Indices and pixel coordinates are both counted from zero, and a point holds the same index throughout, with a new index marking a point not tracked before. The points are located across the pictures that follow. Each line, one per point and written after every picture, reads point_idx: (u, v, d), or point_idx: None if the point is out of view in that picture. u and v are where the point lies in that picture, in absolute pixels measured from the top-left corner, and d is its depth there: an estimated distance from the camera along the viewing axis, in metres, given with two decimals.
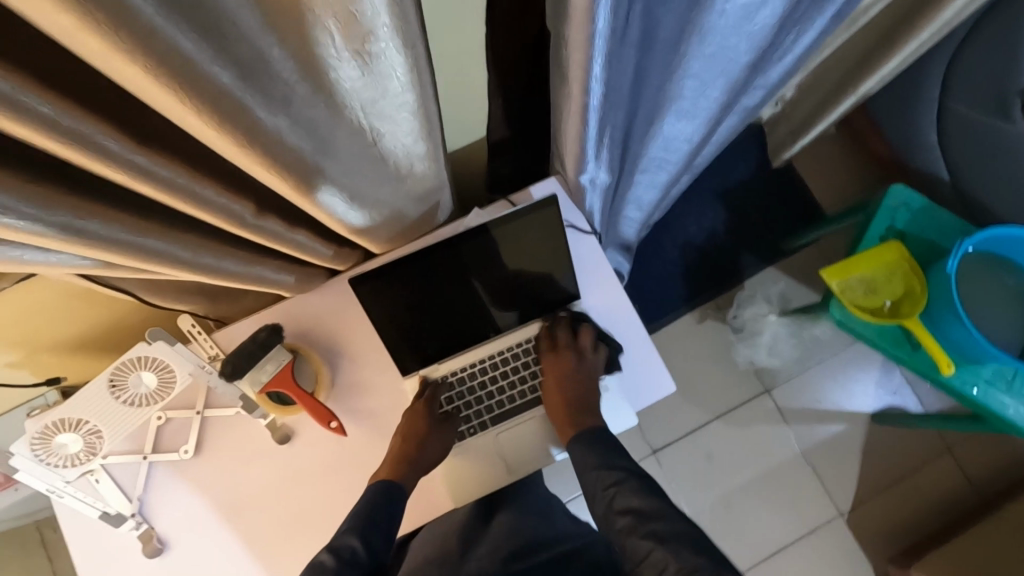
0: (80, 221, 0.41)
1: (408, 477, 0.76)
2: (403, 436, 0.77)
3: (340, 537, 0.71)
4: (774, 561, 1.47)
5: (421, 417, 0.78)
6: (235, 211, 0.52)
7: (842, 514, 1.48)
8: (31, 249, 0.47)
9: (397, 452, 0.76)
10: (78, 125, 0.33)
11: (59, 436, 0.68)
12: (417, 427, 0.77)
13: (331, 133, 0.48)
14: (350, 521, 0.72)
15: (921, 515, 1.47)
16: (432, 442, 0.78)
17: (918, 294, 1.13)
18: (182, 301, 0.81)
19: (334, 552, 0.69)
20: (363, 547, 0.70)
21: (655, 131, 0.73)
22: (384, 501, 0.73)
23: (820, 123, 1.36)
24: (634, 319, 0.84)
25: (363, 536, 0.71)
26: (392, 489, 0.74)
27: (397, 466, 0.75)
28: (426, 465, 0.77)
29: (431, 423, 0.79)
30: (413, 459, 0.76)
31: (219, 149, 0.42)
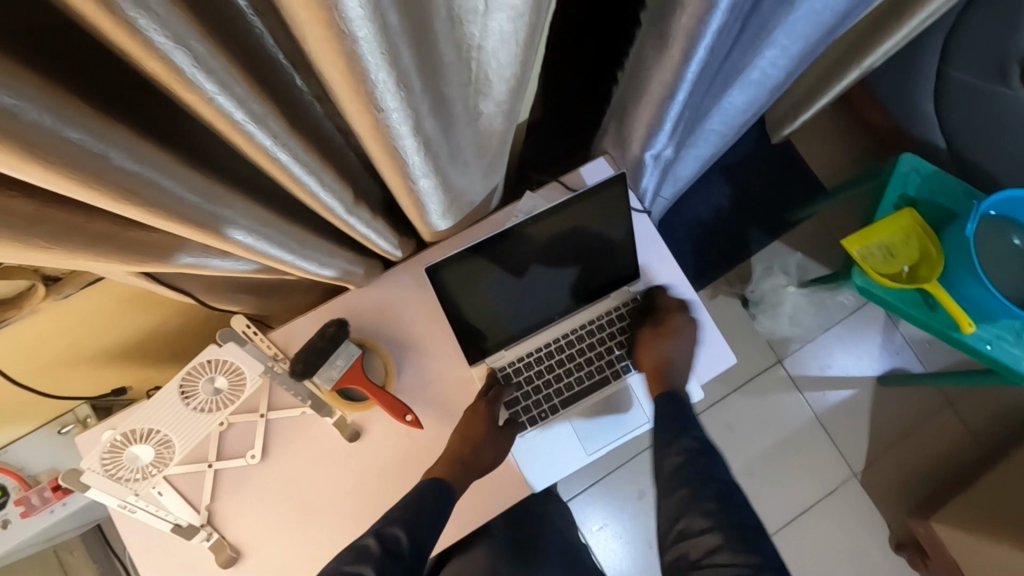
0: (230, 214, 0.39)
1: (459, 478, 0.73)
2: (459, 438, 0.75)
3: (386, 526, 0.69)
4: (795, 525, 1.51)
5: (480, 419, 0.77)
6: (341, 198, 0.50)
7: (854, 474, 1.53)
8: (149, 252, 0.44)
9: (453, 453, 0.75)
10: (255, 105, 0.31)
11: (131, 448, 0.65)
12: (475, 430, 0.76)
13: (450, 113, 0.47)
14: (398, 512, 0.70)
15: (929, 470, 1.53)
16: (489, 448, 0.76)
17: (935, 257, 1.17)
18: (234, 300, 0.78)
19: (378, 538, 0.68)
20: (407, 538, 0.68)
21: (718, 104, 0.74)
22: (431, 501, 0.71)
23: (822, 98, 1.38)
24: (693, 294, 0.84)
25: (407, 527, 0.68)
26: (440, 488, 0.72)
27: (450, 468, 0.73)
28: (481, 467, 0.75)
29: (490, 427, 0.77)
30: (470, 462, 0.74)
31: (359, 131, 0.40)
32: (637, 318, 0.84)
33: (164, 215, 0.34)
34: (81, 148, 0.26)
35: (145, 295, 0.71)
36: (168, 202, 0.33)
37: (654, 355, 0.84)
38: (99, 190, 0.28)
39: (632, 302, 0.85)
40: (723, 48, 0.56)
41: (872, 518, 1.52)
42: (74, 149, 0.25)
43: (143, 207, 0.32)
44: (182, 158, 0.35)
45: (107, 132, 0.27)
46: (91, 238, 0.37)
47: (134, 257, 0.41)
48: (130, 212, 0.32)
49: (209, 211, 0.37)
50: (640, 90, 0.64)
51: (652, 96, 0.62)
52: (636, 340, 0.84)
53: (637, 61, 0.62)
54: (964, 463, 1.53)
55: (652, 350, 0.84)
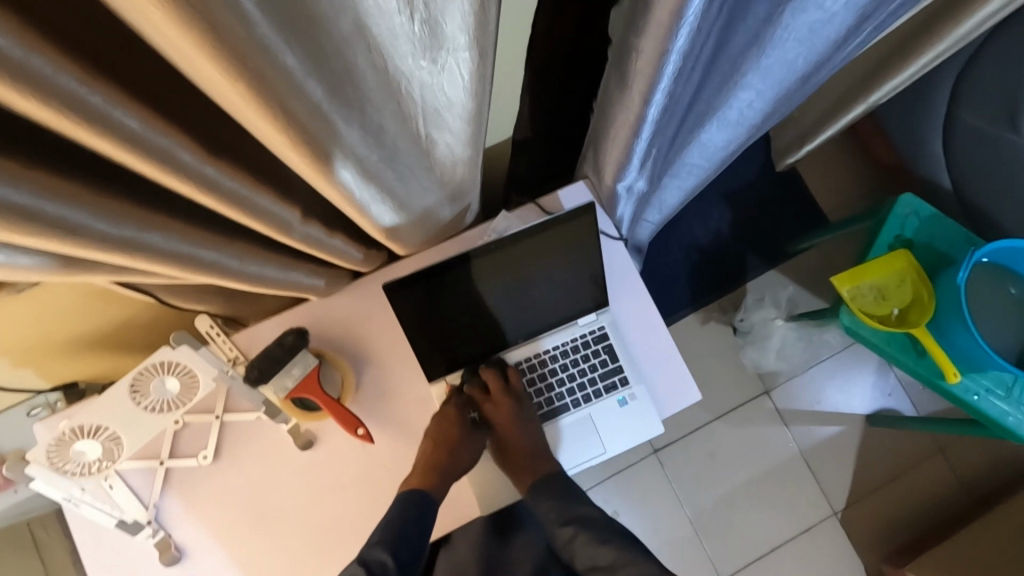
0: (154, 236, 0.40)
1: (438, 487, 0.77)
2: (434, 443, 0.78)
3: (369, 552, 0.72)
4: (770, 560, 1.49)
5: (452, 425, 0.80)
6: (284, 218, 0.50)
7: (827, 516, 1.51)
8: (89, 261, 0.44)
9: (428, 459, 0.77)
10: (159, 137, 0.31)
11: (77, 443, 0.66)
12: (448, 434, 0.79)
13: (392, 143, 0.46)
14: (379, 534, 0.73)
15: (911, 515, 1.50)
16: (462, 447, 0.81)
17: (927, 302, 1.14)
18: (201, 301, 0.78)
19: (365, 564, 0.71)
20: (392, 561, 0.71)
21: (694, 140, 0.72)
22: (416, 511, 0.74)
23: (826, 130, 1.36)
24: (662, 326, 0.83)
25: (391, 549, 0.72)
26: (426, 500, 0.75)
27: (428, 474, 0.76)
28: (456, 471, 0.79)
29: (462, 431, 0.81)
30: (447, 466, 0.78)
31: (287, 159, 0.40)
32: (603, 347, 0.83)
33: (70, 238, 0.34)
34: None
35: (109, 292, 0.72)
36: (72, 229, 0.34)
37: (617, 386, 0.82)
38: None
39: (599, 331, 0.83)
40: (688, 91, 0.55)
41: (850, 559, 1.49)
42: None
43: (45, 235, 0.32)
44: (100, 181, 0.36)
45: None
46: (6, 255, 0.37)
47: (64, 273, 0.42)
48: (31, 240, 0.33)
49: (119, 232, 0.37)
50: (608, 124, 0.63)
51: (618, 132, 0.61)
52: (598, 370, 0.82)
53: (606, 94, 0.61)
54: (947, 510, 1.50)
55: (616, 380, 0.82)
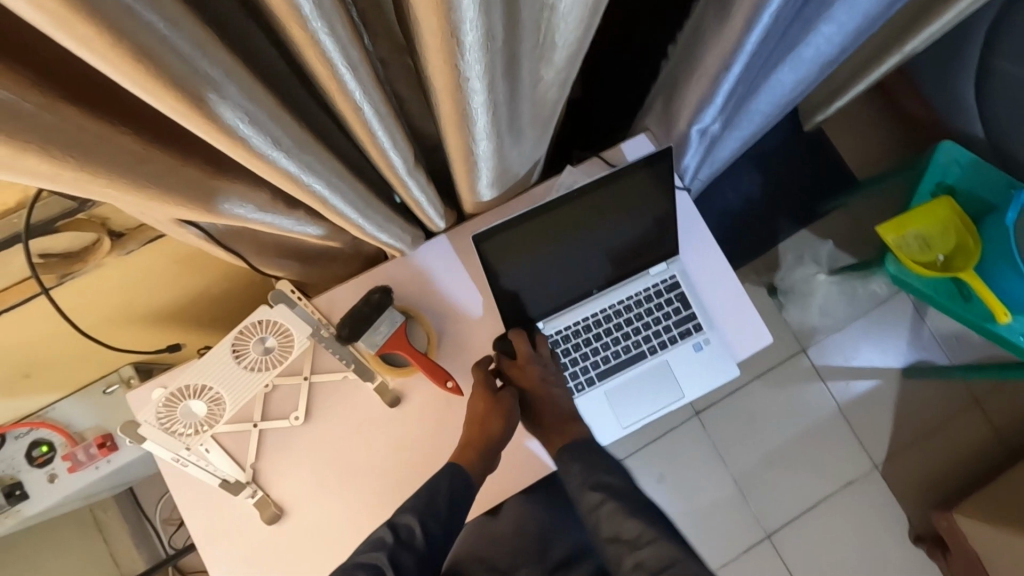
0: (313, 164, 0.41)
1: (476, 464, 0.75)
2: (468, 422, 0.77)
3: (398, 516, 0.72)
4: (816, 514, 1.51)
5: (478, 400, 0.78)
6: (406, 158, 0.51)
7: (869, 469, 1.53)
8: (233, 200, 0.45)
9: (465, 436, 0.76)
10: (353, 48, 0.32)
11: (185, 403, 0.67)
12: (475, 412, 0.77)
13: (519, 77, 0.47)
14: (410, 501, 0.73)
15: (951, 464, 1.52)
16: (496, 418, 0.78)
17: (972, 247, 1.16)
18: (279, 264, 0.79)
19: (392, 529, 0.71)
20: (419, 529, 0.71)
21: (767, 83, 0.73)
22: (449, 486, 0.73)
23: (858, 84, 1.35)
24: (731, 271, 0.84)
25: (420, 516, 0.71)
26: (460, 476, 0.74)
27: (465, 452, 0.75)
28: (494, 448, 0.76)
29: (489, 402, 0.78)
30: (482, 442, 0.76)
31: (437, 84, 0.41)
32: (676, 296, 0.84)
33: (261, 156, 0.35)
34: (203, 78, 0.27)
35: (197, 255, 0.73)
36: (267, 148, 0.35)
37: (692, 331, 0.84)
38: (214, 126, 0.30)
39: (670, 280, 0.85)
40: (785, 20, 0.56)
41: (894, 509, 1.51)
42: (205, 83, 0.27)
43: (246, 150, 0.34)
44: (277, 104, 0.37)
45: (230, 70, 0.29)
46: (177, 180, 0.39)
47: (212, 205, 0.44)
48: (234, 153, 0.34)
49: (296, 162, 0.38)
50: (695, 62, 0.65)
51: (707, 68, 0.62)
52: (671, 318, 0.85)
53: (696, 30, 0.62)
54: (985, 460, 1.52)
55: (690, 326, 0.84)
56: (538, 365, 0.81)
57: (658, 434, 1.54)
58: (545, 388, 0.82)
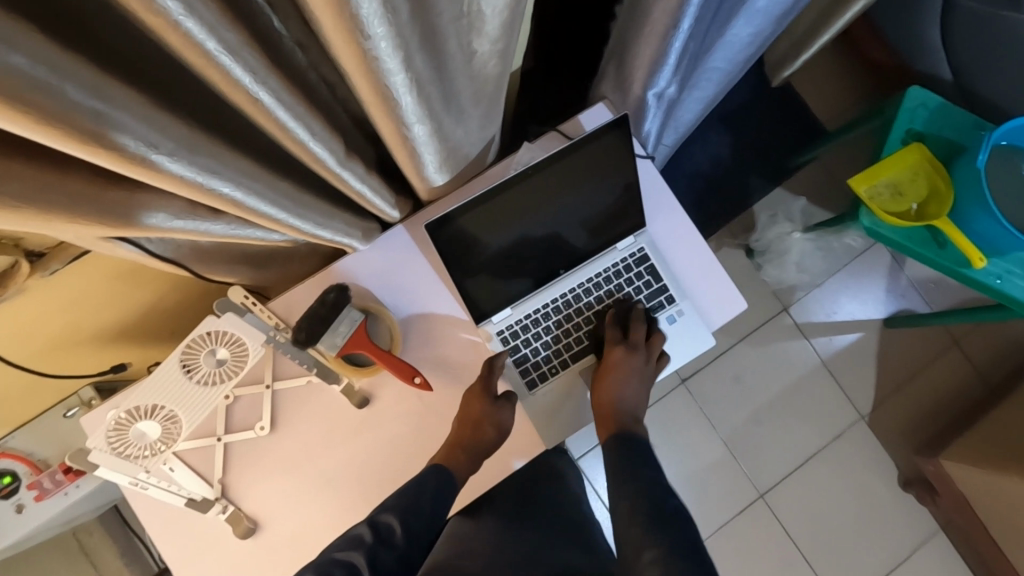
0: (209, 162, 0.37)
1: (461, 464, 0.73)
2: (459, 423, 0.74)
3: (381, 513, 0.70)
4: (806, 470, 1.52)
5: (477, 400, 0.75)
6: (332, 148, 0.47)
7: (854, 422, 1.54)
8: (139, 213, 0.42)
9: (455, 436, 0.74)
10: (226, 32, 0.28)
11: (137, 424, 0.64)
12: (472, 412, 0.74)
13: (443, 49, 0.43)
14: (394, 498, 0.71)
15: (935, 410, 1.53)
16: (490, 424, 0.74)
17: (945, 193, 1.14)
18: (229, 271, 0.75)
19: (372, 526, 0.68)
20: (401, 527, 0.69)
21: (721, 38, 0.70)
22: (433, 486, 0.71)
23: (823, 35, 1.31)
24: (699, 239, 0.82)
25: (401, 515, 0.69)
26: (445, 476, 0.72)
27: (452, 453, 0.74)
28: (483, 450, 0.74)
29: (487, 406, 0.75)
30: (469, 445, 0.74)
31: (346, 66, 0.37)
32: (646, 269, 0.81)
33: (142, 160, 0.32)
34: (33, 80, 0.23)
35: (137, 269, 0.70)
36: (136, 150, 0.31)
37: (664, 304, 0.82)
38: (61, 129, 0.26)
39: (639, 254, 0.81)
40: None
41: (882, 460, 1.52)
42: (33, 82, 0.23)
43: (113, 153, 0.30)
44: (157, 100, 0.33)
45: (64, 64, 0.24)
46: (61, 195, 0.35)
47: (117, 223, 0.41)
48: (97, 157, 0.30)
49: (179, 163, 0.34)
50: (642, 20, 0.61)
51: (655, 26, 0.59)
52: (643, 292, 0.82)
53: None
54: (968, 401, 1.52)
55: (662, 299, 0.82)
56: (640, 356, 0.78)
57: (646, 405, 1.54)
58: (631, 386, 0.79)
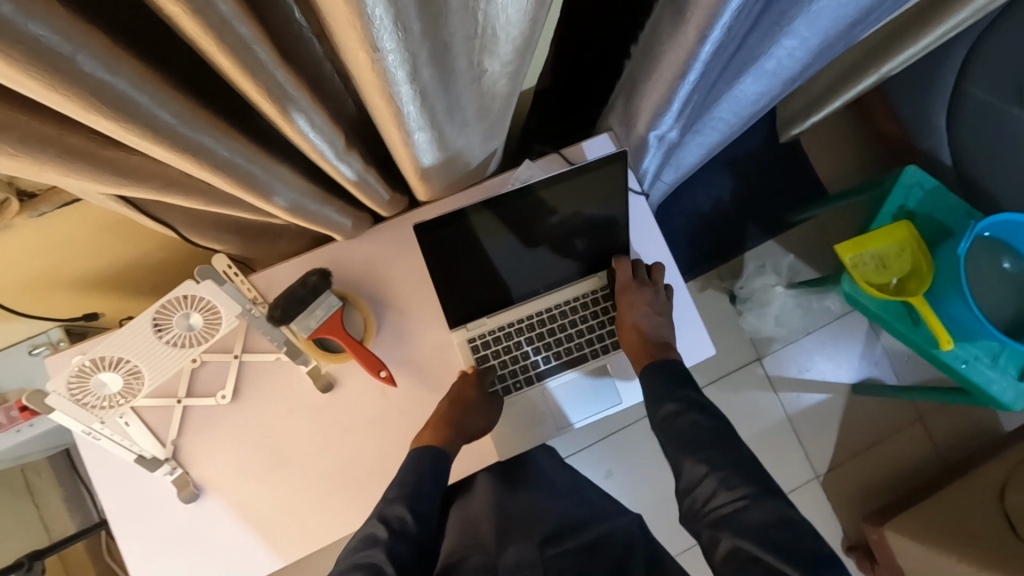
0: (210, 142, 0.38)
1: (452, 443, 0.75)
2: (451, 401, 0.76)
3: (388, 507, 0.71)
4: None
5: (472, 387, 0.78)
6: (333, 142, 0.49)
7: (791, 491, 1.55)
8: (132, 170, 0.42)
9: (443, 416, 0.75)
10: (243, 26, 0.30)
11: (98, 375, 0.64)
12: (465, 396, 0.77)
13: (452, 66, 0.45)
14: (397, 490, 0.72)
15: (888, 482, 1.56)
16: (479, 413, 0.77)
17: (925, 272, 1.17)
18: (218, 239, 0.76)
19: (383, 522, 0.70)
20: (412, 516, 0.70)
21: (728, 92, 0.72)
22: (428, 464, 0.73)
23: (835, 101, 1.35)
24: (680, 280, 0.84)
25: (409, 505, 0.71)
26: (440, 457, 0.73)
27: (441, 431, 0.75)
28: (471, 433, 0.76)
29: (480, 395, 0.78)
30: (459, 420, 0.75)
31: (355, 70, 0.39)
32: None
33: (143, 131, 0.33)
34: (45, 46, 0.25)
35: (124, 222, 0.71)
36: (149, 129, 0.33)
37: None
38: (66, 94, 0.28)
39: None
40: (739, 30, 0.55)
41: (829, 524, 1.55)
42: (41, 48, 0.25)
43: (117, 123, 0.32)
44: (167, 77, 0.34)
45: (77, 34, 0.26)
46: (56, 150, 0.36)
47: (177, 191, 0.48)
48: (100, 124, 0.31)
49: (190, 145, 0.37)
50: (652, 66, 0.63)
51: (662, 73, 0.61)
52: (617, 323, 0.83)
53: (654, 34, 0.61)
54: (921, 476, 1.56)
55: None
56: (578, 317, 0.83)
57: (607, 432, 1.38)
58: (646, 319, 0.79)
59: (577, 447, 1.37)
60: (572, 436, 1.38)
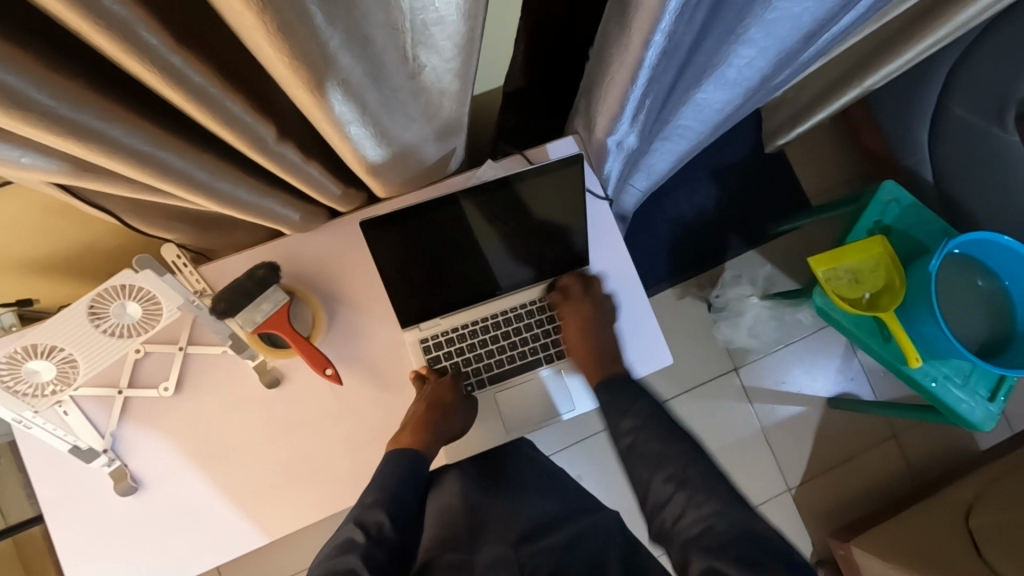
0: (97, 121, 0.37)
1: (430, 446, 0.75)
2: (428, 404, 0.74)
3: (366, 512, 0.69)
4: None
5: (447, 391, 0.76)
6: (259, 133, 0.47)
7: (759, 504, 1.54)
8: (34, 152, 0.41)
9: (420, 420, 0.74)
10: (121, 9, 0.29)
11: (29, 363, 0.63)
12: (443, 399, 0.75)
13: (379, 59, 0.44)
14: (374, 496, 0.70)
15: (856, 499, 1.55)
16: (458, 414, 0.76)
17: (898, 288, 1.16)
18: (168, 228, 0.75)
19: (362, 528, 0.67)
20: (390, 522, 0.68)
21: (689, 99, 0.71)
22: (408, 469, 0.73)
23: (819, 113, 1.34)
24: (641, 289, 0.83)
25: (388, 510, 0.69)
26: (421, 462, 0.74)
27: (420, 434, 0.74)
28: (449, 435, 0.76)
29: (457, 397, 0.77)
30: (436, 425, 0.74)
31: (264, 61, 0.38)
32: None
33: (17, 110, 0.32)
34: None
35: (69, 208, 0.70)
36: (27, 108, 0.33)
37: None
38: None
39: (577, 289, 0.82)
40: (688, 35, 0.54)
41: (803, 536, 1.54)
42: None
43: None
44: (47, 55, 0.33)
45: None
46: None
47: (95, 174, 0.47)
48: None
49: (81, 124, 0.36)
50: (605, 69, 0.62)
51: (615, 77, 0.60)
52: None
53: (607, 36, 0.59)
54: (893, 492, 1.55)
55: None
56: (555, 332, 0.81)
57: (581, 436, 1.37)
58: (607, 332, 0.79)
59: (556, 447, 1.36)
60: (553, 434, 1.37)
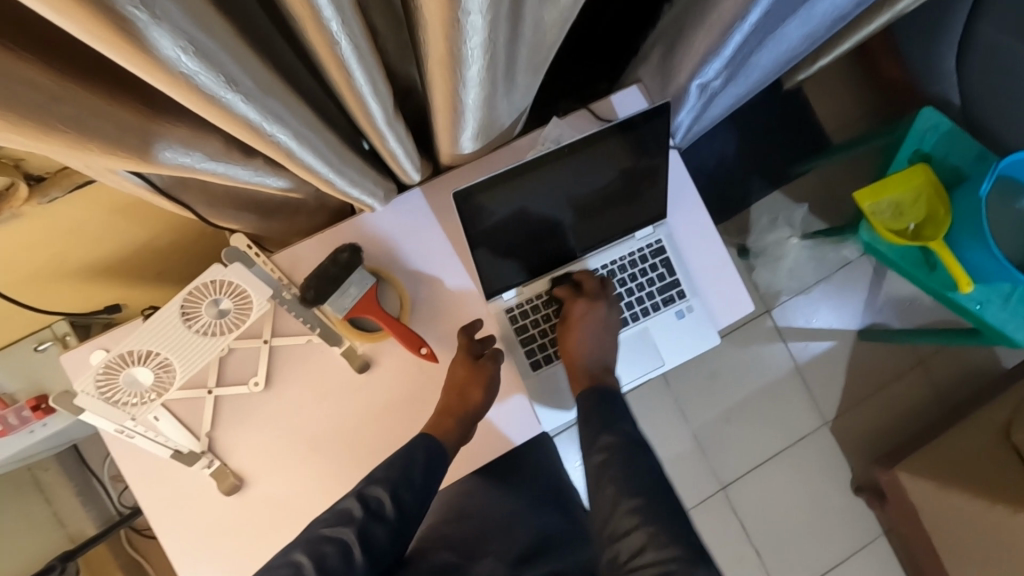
0: (264, 104, 0.35)
1: (450, 432, 0.72)
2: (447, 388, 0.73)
3: (369, 486, 0.67)
4: (748, 479, 1.56)
5: (457, 366, 0.73)
6: (386, 106, 0.45)
7: (725, 487, 1.55)
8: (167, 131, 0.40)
9: (444, 404, 0.73)
10: None
11: (129, 369, 0.60)
12: (456, 377, 0.73)
13: (522, 13, 0.41)
14: (384, 471, 0.68)
15: (828, 465, 1.58)
16: (474, 386, 0.73)
17: (942, 217, 1.16)
18: (234, 218, 0.71)
19: (361, 500, 0.66)
20: (391, 501, 0.67)
21: (775, 37, 0.68)
22: (425, 459, 0.69)
23: (845, 42, 1.21)
24: (717, 240, 0.81)
25: (391, 487, 0.67)
26: (434, 447, 0.70)
27: (443, 420, 0.72)
28: (473, 413, 0.73)
29: (466, 366, 0.73)
30: (460, 410, 0.72)
31: (431, 23, 0.35)
32: (661, 261, 0.81)
33: (200, 90, 0.31)
34: None
35: (135, 203, 0.66)
36: (213, 86, 0.31)
37: (675, 299, 0.82)
38: (128, 44, 0.25)
39: (656, 245, 0.81)
40: None
41: (793, 501, 1.56)
42: None
43: (174, 81, 0.29)
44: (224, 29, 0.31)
45: None
46: (77, 111, 0.33)
47: (211, 157, 0.44)
48: (167, 83, 0.29)
49: (248, 105, 0.34)
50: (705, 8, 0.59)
51: (719, 16, 0.57)
52: (655, 285, 0.81)
53: None
54: (923, 417, 1.60)
55: (674, 293, 0.81)
56: (604, 305, 0.79)
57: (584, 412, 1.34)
58: (595, 336, 0.78)
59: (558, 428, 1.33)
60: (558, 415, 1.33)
